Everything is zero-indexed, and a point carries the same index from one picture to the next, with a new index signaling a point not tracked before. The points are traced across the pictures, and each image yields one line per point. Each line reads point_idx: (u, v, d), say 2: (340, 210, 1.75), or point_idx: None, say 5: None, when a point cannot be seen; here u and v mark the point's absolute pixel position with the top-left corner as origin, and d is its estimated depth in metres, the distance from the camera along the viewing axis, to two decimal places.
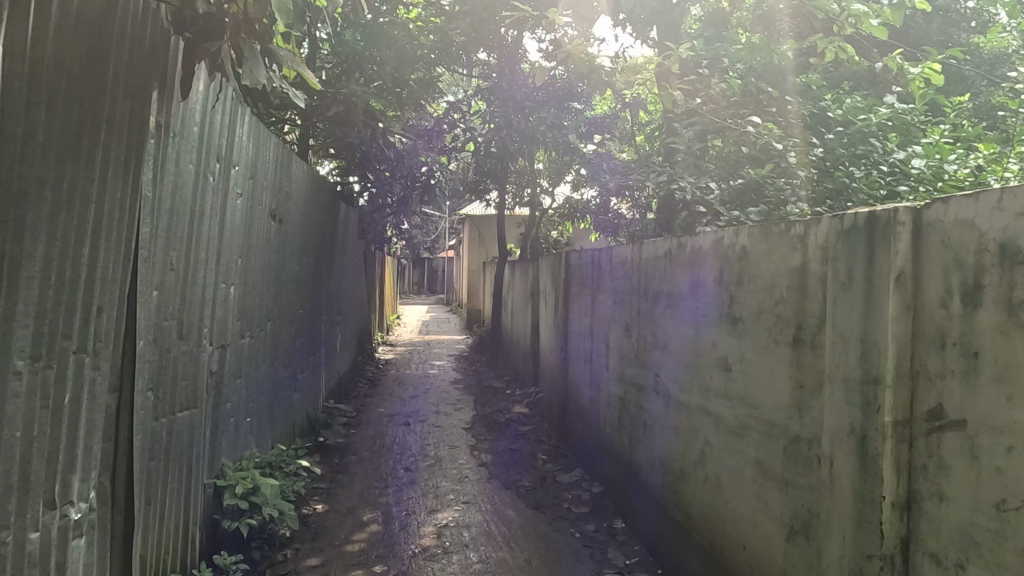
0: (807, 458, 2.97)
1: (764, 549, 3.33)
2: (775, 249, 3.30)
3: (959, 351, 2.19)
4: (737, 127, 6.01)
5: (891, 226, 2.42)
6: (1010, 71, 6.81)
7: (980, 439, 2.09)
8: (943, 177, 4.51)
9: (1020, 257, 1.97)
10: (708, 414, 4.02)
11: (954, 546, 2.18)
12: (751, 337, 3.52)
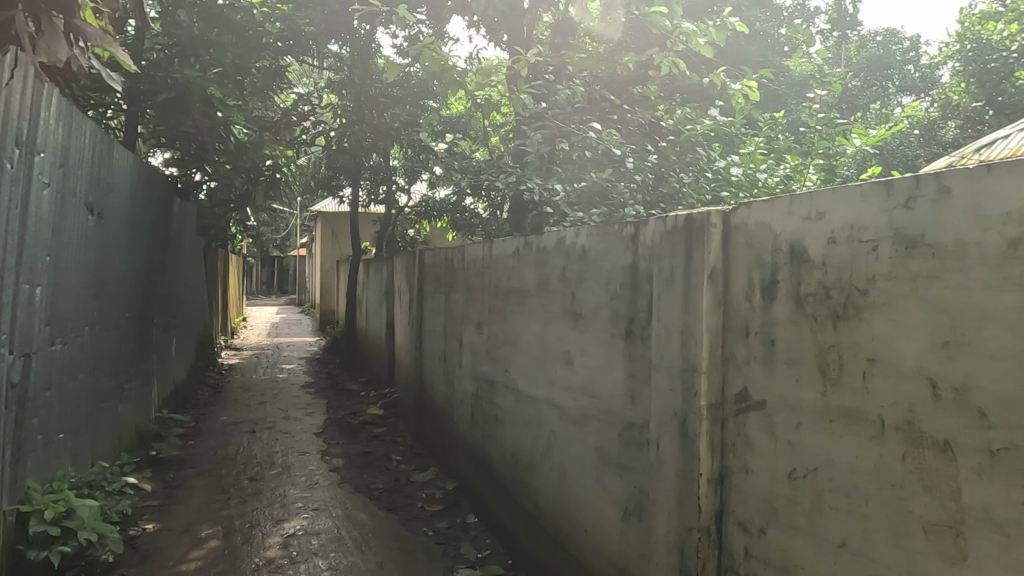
0: (639, 443, 3.19)
1: (603, 531, 3.54)
2: (611, 248, 3.51)
3: (760, 340, 2.46)
4: (581, 133, 6.29)
5: (706, 227, 2.66)
6: (811, 93, 7.81)
7: (777, 416, 2.37)
8: (757, 184, 5.55)
9: (806, 256, 2.25)
10: (553, 406, 4.19)
11: (757, 514, 2.45)
12: (591, 331, 3.72)
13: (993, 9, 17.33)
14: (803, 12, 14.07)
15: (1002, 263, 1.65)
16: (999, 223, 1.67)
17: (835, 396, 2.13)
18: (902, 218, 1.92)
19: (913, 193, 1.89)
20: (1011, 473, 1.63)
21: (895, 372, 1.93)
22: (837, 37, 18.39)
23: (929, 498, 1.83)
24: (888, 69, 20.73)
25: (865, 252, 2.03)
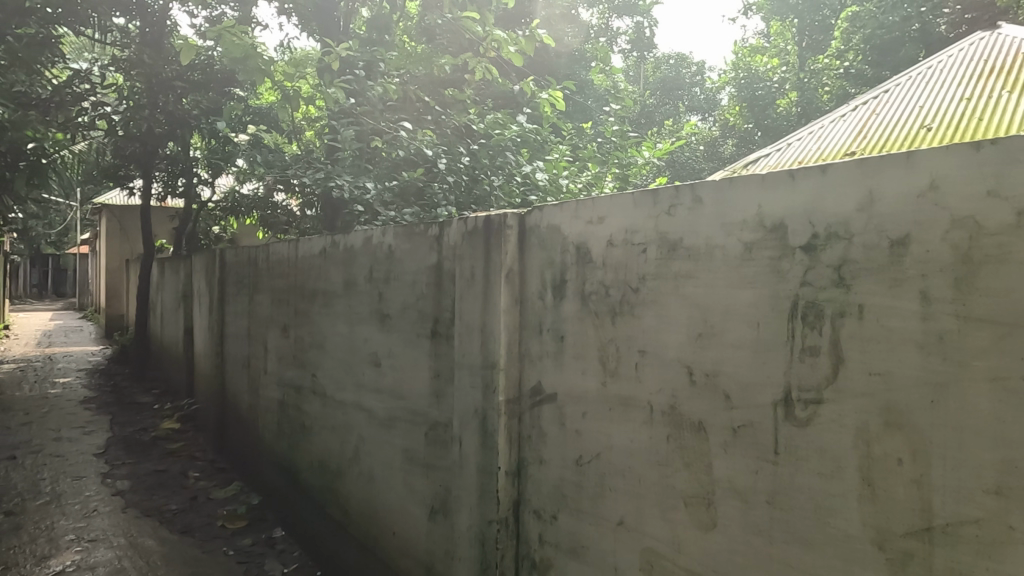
0: (444, 441, 3.23)
1: (411, 531, 3.53)
2: (417, 248, 3.50)
3: (551, 336, 2.60)
4: (391, 132, 6.16)
5: (502, 229, 2.75)
6: (607, 107, 8.62)
7: (566, 408, 2.52)
8: (562, 190, 5.97)
9: (589, 257, 2.42)
10: (362, 409, 4.10)
11: (549, 501, 2.59)
12: (398, 332, 3.69)
13: (761, 45, 19.95)
14: (606, 31, 15.20)
15: (741, 264, 1.89)
16: (738, 229, 1.91)
17: (614, 386, 2.32)
18: (665, 224, 2.13)
19: (674, 201, 2.10)
20: (749, 448, 1.87)
21: (661, 363, 2.14)
22: (637, 56, 20.05)
23: (688, 474, 2.05)
24: (679, 90, 23.02)
25: (637, 253, 2.23)
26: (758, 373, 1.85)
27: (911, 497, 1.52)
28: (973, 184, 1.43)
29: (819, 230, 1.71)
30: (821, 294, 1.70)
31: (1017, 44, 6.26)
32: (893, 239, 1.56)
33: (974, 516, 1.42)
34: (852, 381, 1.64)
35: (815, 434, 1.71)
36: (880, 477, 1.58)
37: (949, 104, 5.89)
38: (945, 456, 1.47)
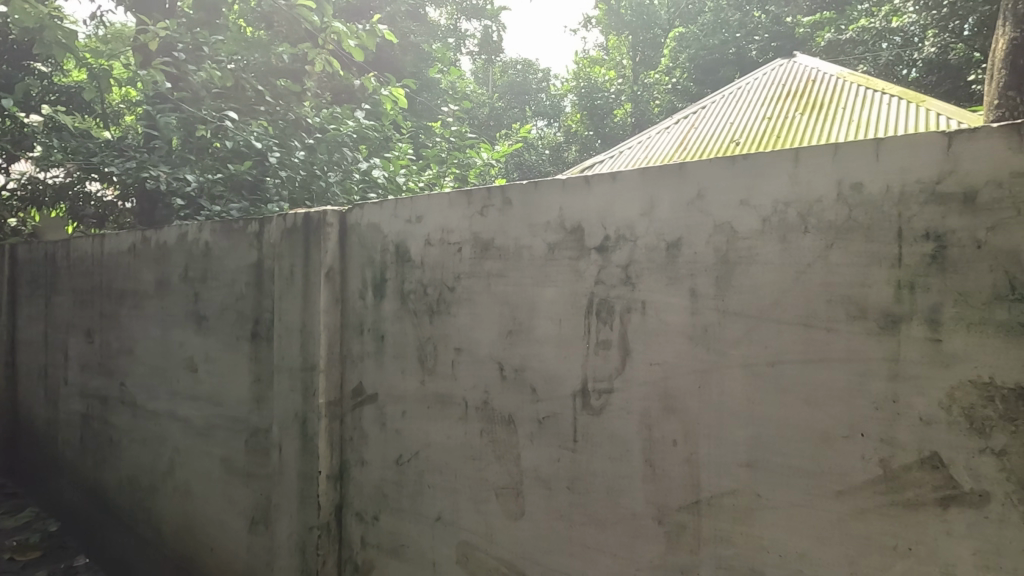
0: (264, 448, 3.08)
1: (230, 545, 3.33)
2: (236, 246, 3.31)
3: (372, 336, 2.57)
4: (216, 120, 5.59)
5: (322, 226, 2.67)
6: (444, 107, 8.71)
7: (386, 408, 2.51)
8: (401, 186, 5.97)
9: (408, 256, 2.42)
10: (176, 418, 3.79)
11: (371, 503, 2.57)
12: (215, 334, 3.46)
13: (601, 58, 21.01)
14: (454, 31, 15.25)
15: (545, 263, 2.00)
16: (542, 230, 2.01)
17: (432, 383, 2.34)
18: (478, 224, 2.19)
19: (486, 202, 2.17)
20: (552, 437, 1.98)
21: (474, 360, 2.20)
22: (485, 59, 20.26)
23: (499, 466, 2.13)
24: (526, 95, 23.58)
25: (452, 253, 2.27)
26: (560, 366, 1.96)
27: (684, 473, 1.69)
28: (730, 193, 1.61)
29: (610, 232, 1.84)
30: (612, 291, 1.84)
31: (807, 74, 7.16)
32: (669, 241, 1.72)
33: (731, 487, 1.60)
34: (636, 370, 1.78)
35: (607, 422, 1.85)
36: (660, 457, 1.73)
37: (755, 122, 6.59)
38: (709, 435, 1.64)
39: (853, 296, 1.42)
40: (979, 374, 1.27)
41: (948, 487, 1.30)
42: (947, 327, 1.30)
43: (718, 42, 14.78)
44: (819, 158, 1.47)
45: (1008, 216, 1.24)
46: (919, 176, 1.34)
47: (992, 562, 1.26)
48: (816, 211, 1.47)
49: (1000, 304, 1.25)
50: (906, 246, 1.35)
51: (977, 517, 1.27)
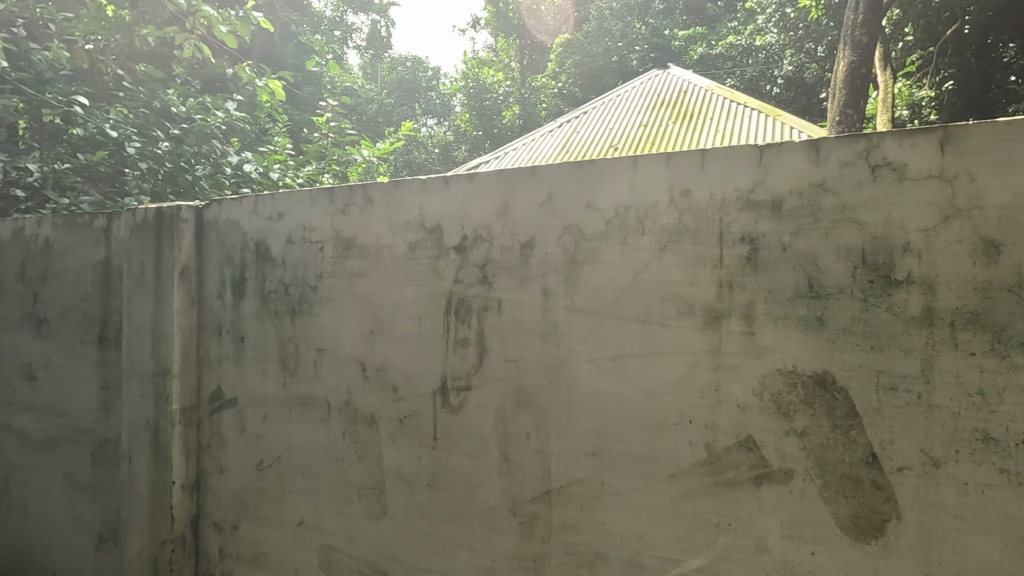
0: (113, 459, 2.87)
1: (74, 567, 3.06)
2: (80, 242, 3.05)
3: (231, 338, 2.47)
4: (60, 104, 4.55)
5: (175, 222, 2.53)
6: (322, 101, 8.42)
7: (246, 412, 2.41)
8: (275, 181, 5.66)
9: (269, 254, 2.35)
10: (11, 431, 3.44)
11: (231, 511, 2.46)
12: (57, 338, 3.17)
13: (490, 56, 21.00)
14: (338, 22, 14.79)
15: (406, 262, 2.00)
16: (403, 229, 2.02)
17: (293, 386, 2.28)
18: (341, 223, 2.16)
19: (348, 201, 2.14)
20: (414, 435, 1.99)
21: (336, 360, 2.17)
22: (373, 54, 19.78)
23: (361, 467, 2.11)
24: (415, 92, 23.21)
25: (314, 251, 2.23)
26: (420, 365, 1.98)
27: (536, 466, 1.75)
28: (577, 197, 1.69)
29: (468, 232, 1.88)
30: (470, 290, 1.88)
31: (680, 85, 7.57)
32: (522, 242, 1.78)
33: (579, 476, 1.68)
34: (493, 367, 1.83)
35: (466, 420, 1.88)
36: (514, 451, 1.79)
37: (631, 128, 6.90)
38: (559, 428, 1.71)
39: (683, 294, 1.53)
40: (785, 364, 1.41)
41: (761, 466, 1.44)
42: (759, 321, 1.44)
43: (601, 50, 15.22)
44: (653, 165, 1.58)
45: (807, 222, 1.39)
46: (736, 185, 1.47)
47: (796, 532, 1.40)
48: (651, 215, 1.58)
49: (800, 301, 1.39)
50: (726, 248, 1.48)
51: (784, 492, 1.41)
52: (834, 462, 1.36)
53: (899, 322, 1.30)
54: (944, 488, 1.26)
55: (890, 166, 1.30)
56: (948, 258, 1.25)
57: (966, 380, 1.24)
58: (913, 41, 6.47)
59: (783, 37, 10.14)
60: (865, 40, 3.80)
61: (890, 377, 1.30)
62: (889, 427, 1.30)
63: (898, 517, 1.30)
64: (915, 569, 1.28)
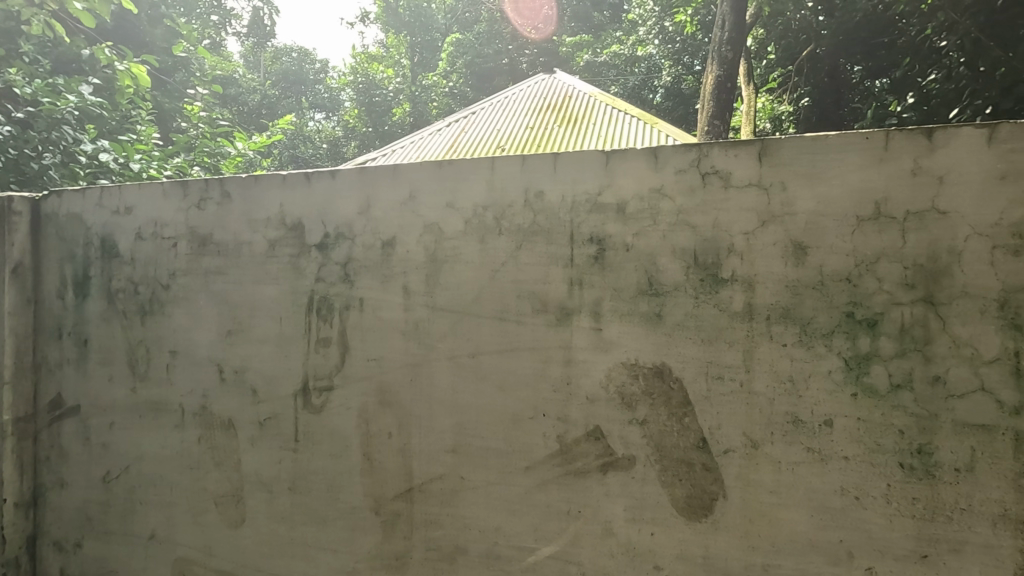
0: None
1: None
2: None
3: (73, 340, 2.28)
4: None
5: (6, 214, 2.28)
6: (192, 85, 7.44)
7: (90, 421, 2.24)
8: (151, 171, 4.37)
9: (115, 251, 2.19)
10: None
11: (73, 528, 2.27)
12: None
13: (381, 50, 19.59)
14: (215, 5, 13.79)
15: (265, 260, 1.94)
16: (263, 226, 1.95)
17: (144, 391, 2.14)
18: (195, 218, 2.05)
19: (203, 195, 2.04)
20: (274, 438, 1.93)
21: (191, 363, 2.06)
22: (254, 42, 18.65)
23: (218, 473, 2.02)
24: (301, 86, 21.90)
25: (167, 248, 2.10)
26: (281, 366, 1.92)
27: (398, 464, 1.76)
28: (438, 196, 1.71)
29: (330, 230, 1.85)
30: (332, 289, 1.85)
31: (566, 90, 7.51)
32: (383, 240, 1.78)
33: (439, 472, 1.70)
34: (355, 366, 1.81)
35: (328, 420, 1.85)
36: (376, 450, 1.79)
37: (518, 131, 6.71)
38: (420, 425, 1.73)
39: (537, 292, 1.59)
40: (628, 357, 1.50)
41: (606, 454, 1.52)
42: (605, 318, 1.52)
43: (493, 52, 14.95)
44: (510, 167, 1.63)
45: (647, 225, 1.48)
46: (585, 188, 1.55)
47: (638, 515, 1.49)
48: (508, 215, 1.63)
49: (641, 298, 1.49)
50: (576, 248, 1.55)
51: (627, 478, 1.50)
52: (671, 447, 1.46)
53: (725, 316, 1.42)
54: (763, 467, 1.38)
55: (717, 174, 1.42)
56: (765, 258, 1.38)
57: (780, 369, 1.37)
58: (776, 59, 6.55)
59: (663, 48, 10.06)
60: (729, 56, 3.79)
61: (717, 367, 1.42)
62: (717, 413, 1.42)
63: (724, 495, 1.41)
64: (739, 542, 1.41)
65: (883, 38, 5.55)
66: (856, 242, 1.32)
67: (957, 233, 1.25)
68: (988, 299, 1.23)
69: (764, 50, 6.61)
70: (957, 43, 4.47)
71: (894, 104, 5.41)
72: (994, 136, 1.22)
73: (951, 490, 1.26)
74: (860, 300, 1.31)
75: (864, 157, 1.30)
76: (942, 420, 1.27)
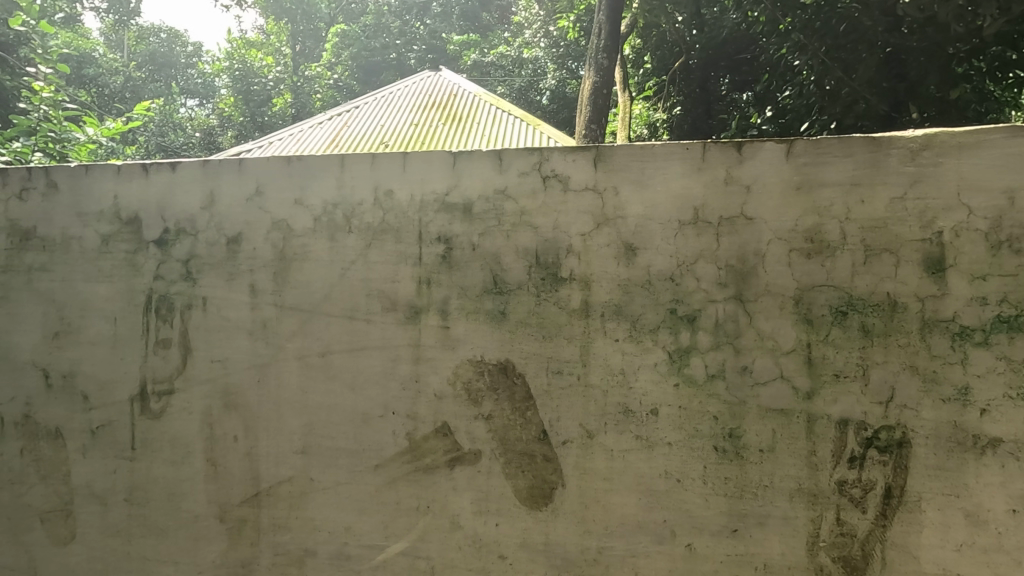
0: None
1: None
2: None
3: None
4: None
5: None
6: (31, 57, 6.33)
7: None
8: None
9: None
10: None
11: None
12: None
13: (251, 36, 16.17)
14: None
15: (96, 256, 1.79)
16: (94, 219, 1.80)
17: None
18: (15, 209, 1.85)
19: (24, 184, 1.84)
20: (107, 447, 1.80)
21: (10, 368, 1.86)
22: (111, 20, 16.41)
23: (43, 488, 1.84)
24: None
25: None
26: (115, 369, 1.79)
27: (244, 468, 1.70)
28: (286, 192, 1.66)
29: (170, 226, 1.75)
30: (172, 287, 1.75)
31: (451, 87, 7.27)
32: (228, 236, 1.70)
33: (287, 475, 1.66)
34: (198, 368, 1.73)
35: (168, 425, 1.75)
36: (221, 455, 1.71)
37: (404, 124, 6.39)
38: (267, 427, 1.68)
39: (386, 290, 1.59)
40: (475, 354, 1.53)
41: (454, 450, 1.56)
42: (452, 315, 1.55)
43: (378, 45, 12.99)
44: (359, 164, 1.61)
45: (492, 225, 1.53)
46: (433, 188, 1.57)
47: (483, 506, 1.54)
48: (357, 213, 1.61)
49: (487, 296, 1.53)
50: (424, 247, 1.57)
51: (473, 472, 1.54)
52: (514, 440, 1.52)
53: (564, 314, 1.49)
54: (597, 455, 1.47)
55: (557, 178, 1.49)
56: (600, 258, 1.47)
57: (612, 362, 1.46)
58: (651, 68, 5.22)
59: (548, 51, 9.32)
60: (607, 64, 3.33)
61: (556, 362, 1.49)
62: (556, 406, 1.49)
63: (563, 484, 1.49)
64: (576, 528, 1.48)
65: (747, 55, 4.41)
66: (678, 244, 1.43)
67: (761, 237, 1.40)
68: (786, 296, 1.38)
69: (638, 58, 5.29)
70: (806, 62, 3.42)
71: (756, 115, 4.28)
72: (791, 151, 1.37)
73: (756, 468, 1.40)
74: (682, 298, 1.43)
75: (684, 166, 1.43)
76: (750, 406, 1.40)
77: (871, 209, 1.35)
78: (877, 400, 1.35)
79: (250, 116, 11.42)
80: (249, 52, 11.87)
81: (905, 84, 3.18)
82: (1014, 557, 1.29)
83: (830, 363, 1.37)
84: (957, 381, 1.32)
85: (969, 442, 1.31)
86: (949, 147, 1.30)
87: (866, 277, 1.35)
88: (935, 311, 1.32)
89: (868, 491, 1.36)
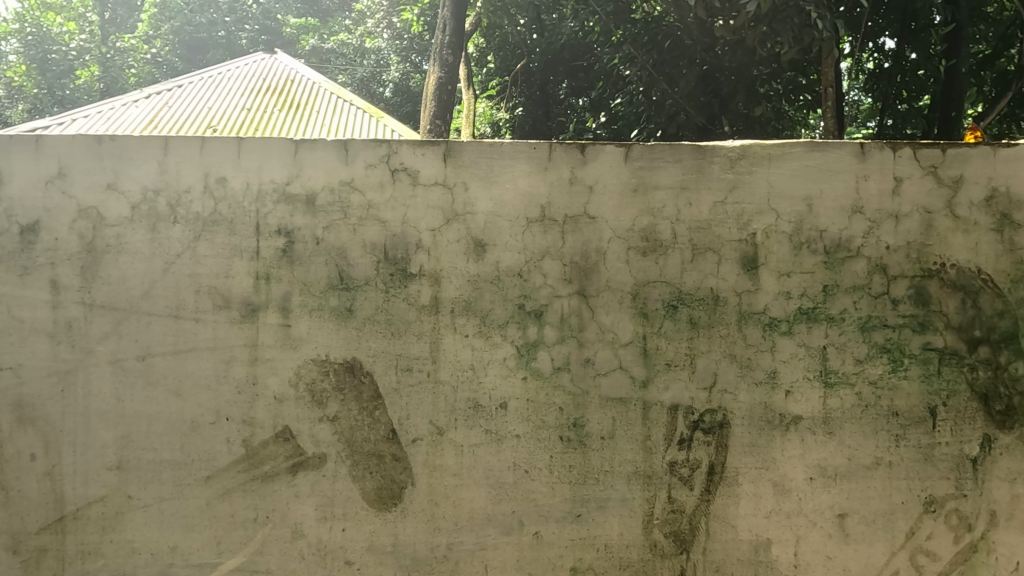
0: None
1: None
2: None
3: None
4: None
5: None
6: None
7: None
8: None
9: None
10: None
11: None
12: None
13: None
14: None
15: None
16: None
17: None
18: None
19: None
20: None
21: None
22: None
23: None
24: None
25: None
26: None
27: (43, 491, 1.48)
28: (95, 174, 1.47)
29: None
30: None
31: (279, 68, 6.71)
32: (23, 225, 1.47)
33: (99, 494, 1.47)
34: None
35: None
36: (14, 477, 1.48)
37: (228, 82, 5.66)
38: (73, 442, 1.48)
39: (218, 287, 1.47)
40: (318, 353, 1.46)
41: (296, 455, 1.47)
42: (294, 313, 1.46)
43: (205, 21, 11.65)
44: (186, 149, 1.47)
45: (337, 217, 1.47)
46: (271, 177, 1.47)
47: (328, 512, 1.47)
48: (184, 203, 1.47)
49: (332, 292, 1.46)
50: (262, 241, 1.47)
51: (317, 477, 1.47)
52: (361, 440, 1.47)
53: (413, 310, 1.46)
54: (446, 452, 1.47)
55: (406, 171, 1.47)
56: (449, 255, 1.46)
57: (461, 358, 1.46)
58: (493, 68, 5.26)
59: (392, 43, 9.12)
60: (452, 60, 3.32)
61: (406, 359, 1.47)
62: (405, 405, 1.47)
63: (412, 483, 1.47)
64: (425, 526, 1.47)
65: (583, 62, 4.61)
66: (525, 240, 1.47)
67: (602, 236, 1.47)
68: (624, 292, 1.47)
69: (482, 57, 5.30)
70: (635, 73, 3.67)
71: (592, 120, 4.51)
72: (628, 154, 1.46)
73: (597, 455, 1.47)
74: (529, 293, 1.47)
75: (531, 164, 1.46)
76: (591, 396, 1.47)
77: (697, 211, 1.47)
78: (702, 386, 1.48)
79: (47, 87, 9.86)
80: (43, 14, 10.23)
81: (718, 100, 3.45)
82: (810, 519, 1.48)
83: (662, 354, 1.47)
84: (767, 366, 1.48)
85: (777, 420, 1.48)
86: (761, 158, 1.46)
87: (692, 274, 1.47)
88: (749, 304, 1.47)
89: (695, 470, 1.48)
